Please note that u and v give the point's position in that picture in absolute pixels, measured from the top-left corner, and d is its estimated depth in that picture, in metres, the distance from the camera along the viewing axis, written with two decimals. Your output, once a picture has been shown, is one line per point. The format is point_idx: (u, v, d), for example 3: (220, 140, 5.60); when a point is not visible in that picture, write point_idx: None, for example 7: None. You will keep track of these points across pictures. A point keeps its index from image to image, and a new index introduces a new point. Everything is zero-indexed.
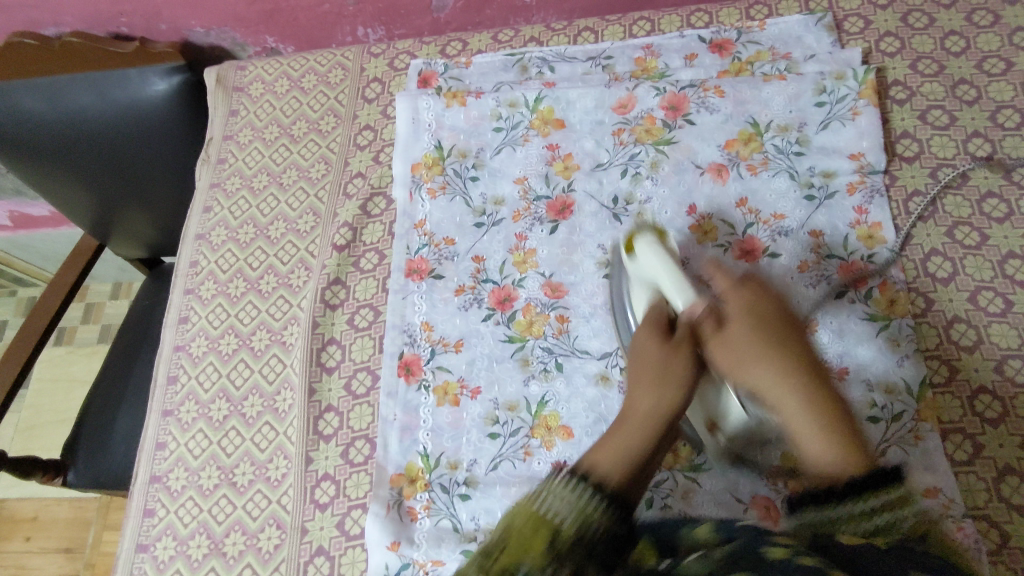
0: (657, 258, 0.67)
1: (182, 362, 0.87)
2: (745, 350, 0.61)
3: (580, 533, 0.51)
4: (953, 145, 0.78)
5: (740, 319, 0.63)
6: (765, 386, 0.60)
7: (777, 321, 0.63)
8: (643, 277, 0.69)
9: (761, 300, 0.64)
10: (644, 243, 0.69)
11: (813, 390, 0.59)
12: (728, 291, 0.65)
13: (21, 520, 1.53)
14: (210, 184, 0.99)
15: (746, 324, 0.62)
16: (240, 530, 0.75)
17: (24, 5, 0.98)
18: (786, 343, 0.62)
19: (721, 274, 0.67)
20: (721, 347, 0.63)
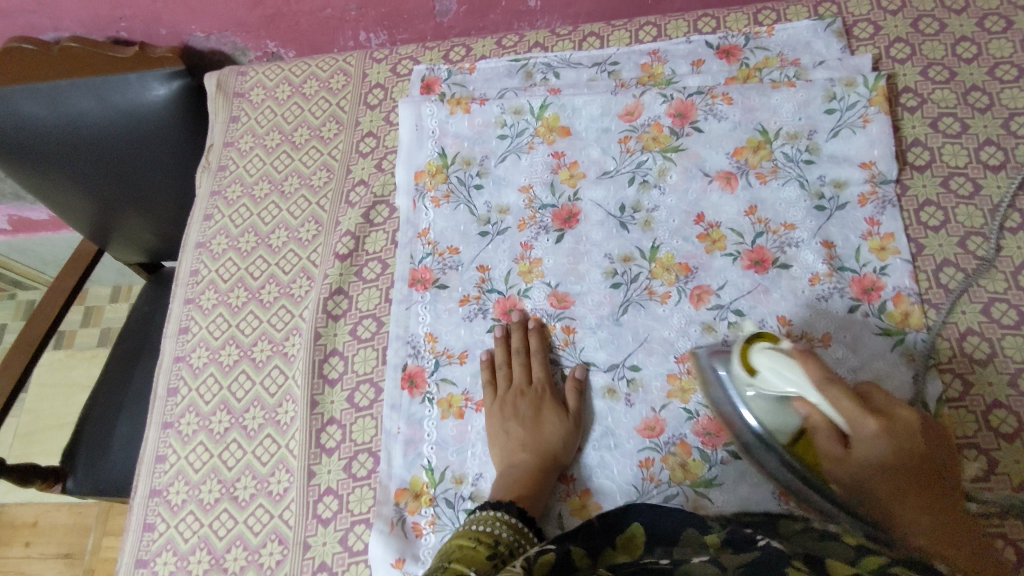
0: (789, 368, 0.57)
1: (183, 372, 0.86)
2: (874, 480, 0.56)
3: (511, 549, 0.58)
4: (965, 154, 0.76)
5: (869, 450, 0.55)
6: (893, 506, 0.56)
7: (905, 444, 0.56)
8: (774, 393, 0.59)
9: (888, 426, 0.56)
10: (766, 355, 0.59)
11: (940, 504, 0.56)
12: (857, 417, 0.55)
13: (21, 526, 1.52)
14: (211, 192, 0.98)
15: (874, 455, 0.55)
16: (242, 546, 0.74)
17: (23, 10, 0.97)
18: (919, 472, 0.56)
19: (843, 394, 0.55)
20: (843, 472, 0.57)
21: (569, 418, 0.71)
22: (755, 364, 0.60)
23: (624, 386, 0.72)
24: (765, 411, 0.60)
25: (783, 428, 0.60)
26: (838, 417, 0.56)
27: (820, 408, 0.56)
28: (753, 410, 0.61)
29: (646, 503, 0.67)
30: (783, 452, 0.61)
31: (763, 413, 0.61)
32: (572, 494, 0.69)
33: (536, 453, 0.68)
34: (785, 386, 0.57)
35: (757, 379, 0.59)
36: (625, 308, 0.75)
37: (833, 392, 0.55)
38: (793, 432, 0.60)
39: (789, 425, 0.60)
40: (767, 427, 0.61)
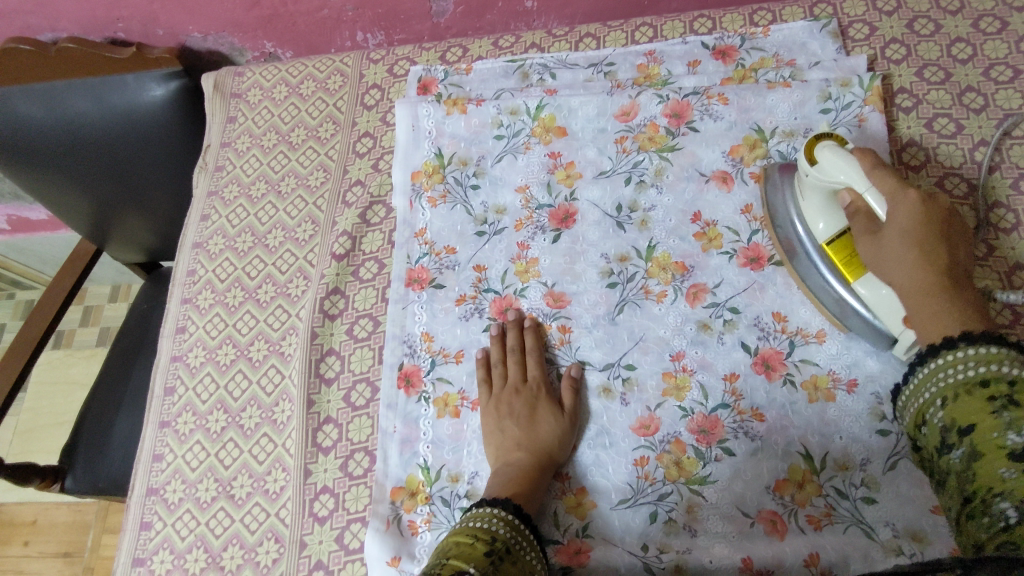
0: (846, 162, 0.63)
1: (180, 372, 0.86)
2: (895, 254, 0.60)
3: (508, 545, 0.58)
4: (960, 154, 0.77)
5: (897, 225, 0.60)
6: (905, 272, 0.59)
7: (937, 223, 0.59)
8: (825, 183, 0.65)
9: (930, 205, 0.59)
10: (830, 150, 0.65)
11: (958, 292, 0.57)
12: (895, 191, 0.60)
13: (20, 524, 1.52)
14: (209, 192, 0.98)
15: (900, 230, 0.59)
16: (238, 544, 0.74)
17: (21, 11, 0.97)
18: (946, 259, 0.58)
19: (885, 175, 0.61)
20: (872, 249, 0.62)
21: (564, 416, 0.71)
22: (817, 155, 0.66)
23: (620, 384, 0.72)
24: (816, 204, 0.68)
25: (827, 225, 0.68)
26: (877, 200, 0.61)
27: (862, 192, 0.62)
28: (807, 205, 0.69)
29: (641, 500, 0.67)
30: (823, 253, 0.69)
31: (816, 207, 0.68)
32: (568, 492, 0.70)
33: (533, 452, 0.68)
34: (835, 176, 0.64)
35: (817, 168, 0.66)
36: (621, 307, 0.75)
37: (878, 176, 0.61)
38: (834, 232, 0.67)
39: (833, 224, 0.67)
40: (815, 220, 0.69)
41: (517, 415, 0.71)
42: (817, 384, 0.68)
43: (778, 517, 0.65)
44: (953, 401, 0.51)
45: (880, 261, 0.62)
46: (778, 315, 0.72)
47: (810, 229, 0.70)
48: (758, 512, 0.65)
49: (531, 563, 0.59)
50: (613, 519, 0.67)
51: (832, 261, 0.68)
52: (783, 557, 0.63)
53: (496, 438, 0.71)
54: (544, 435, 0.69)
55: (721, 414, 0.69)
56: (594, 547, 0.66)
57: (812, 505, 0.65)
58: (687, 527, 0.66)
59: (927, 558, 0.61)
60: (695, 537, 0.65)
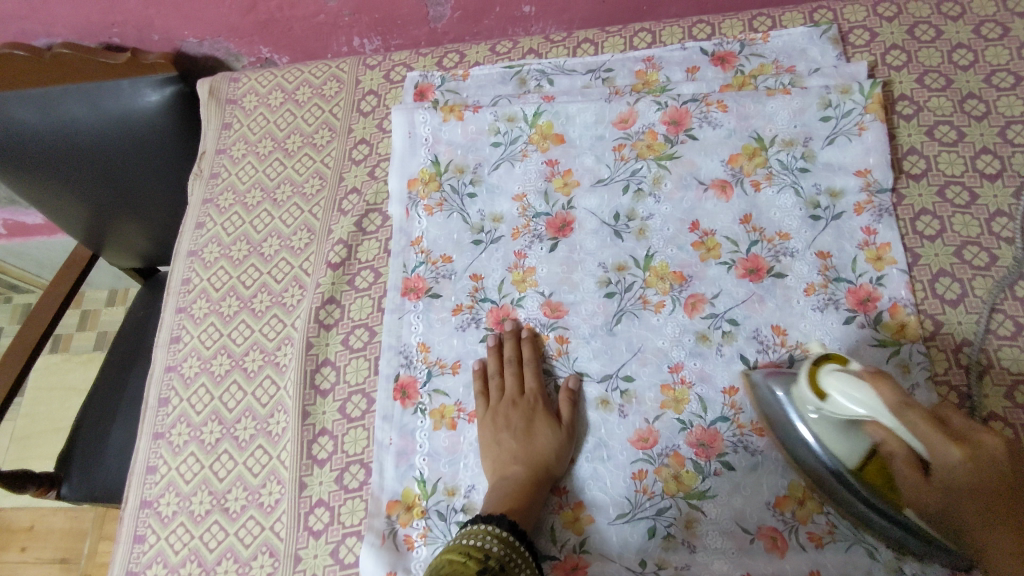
0: (864, 392, 0.54)
1: (174, 382, 0.85)
2: (955, 506, 0.53)
3: (502, 563, 0.58)
4: (961, 162, 0.76)
5: (950, 484, 0.52)
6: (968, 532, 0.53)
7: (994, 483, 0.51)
8: (843, 416, 0.56)
9: (976, 455, 0.52)
10: (837, 377, 0.56)
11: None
12: (938, 444, 0.52)
13: (17, 530, 1.52)
14: (203, 200, 0.97)
15: (952, 490, 0.52)
16: (232, 558, 0.73)
17: (15, 17, 0.96)
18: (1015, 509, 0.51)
19: (921, 420, 0.52)
20: (922, 498, 0.54)
21: (562, 429, 0.70)
22: (824, 387, 0.57)
23: (617, 397, 0.72)
24: (832, 431, 0.58)
25: (852, 450, 0.58)
26: (917, 443, 0.53)
27: (894, 429, 0.54)
28: (820, 429, 0.59)
29: (639, 515, 0.67)
30: (850, 478, 0.59)
31: (831, 433, 0.58)
32: (565, 507, 0.69)
33: (529, 465, 0.68)
34: (858, 410, 0.55)
35: (829, 403, 0.57)
36: (619, 318, 0.75)
37: (910, 423, 0.53)
38: (860, 454, 0.58)
39: (858, 446, 0.58)
40: (834, 448, 0.59)
41: (514, 426, 0.70)
42: None
43: (779, 533, 0.64)
44: None
45: (931, 509, 0.54)
46: (778, 327, 0.71)
47: (828, 449, 0.59)
48: (758, 528, 0.65)
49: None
50: (610, 534, 0.67)
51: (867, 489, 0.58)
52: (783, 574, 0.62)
53: (493, 449, 0.70)
54: (541, 447, 0.69)
55: (720, 427, 0.68)
56: (592, 563, 0.66)
57: (812, 521, 0.64)
58: (686, 543, 0.65)
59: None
60: (694, 553, 0.64)
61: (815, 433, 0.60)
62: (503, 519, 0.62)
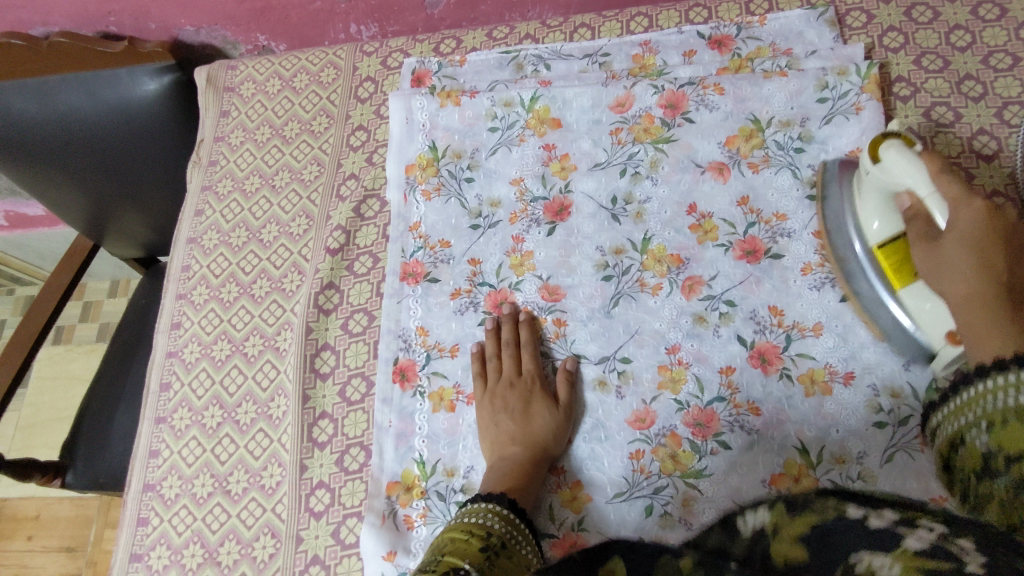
0: (910, 162, 0.59)
1: (175, 368, 0.86)
2: (951, 262, 0.56)
3: (504, 540, 0.58)
4: (958, 143, 0.76)
5: (953, 234, 0.56)
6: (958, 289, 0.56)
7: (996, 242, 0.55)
8: (885, 182, 0.62)
9: (993, 219, 0.56)
10: (893, 150, 0.61)
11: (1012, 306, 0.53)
12: (959, 198, 0.57)
13: (23, 519, 1.53)
14: (202, 187, 0.97)
15: (956, 243, 0.56)
16: (235, 539, 0.74)
17: (12, 6, 0.96)
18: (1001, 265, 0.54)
19: (950, 179, 0.57)
20: (927, 255, 0.59)
21: (560, 409, 0.70)
22: (880, 152, 0.62)
23: (615, 378, 0.72)
24: (872, 206, 0.65)
25: (881, 227, 0.64)
26: (936, 205, 0.58)
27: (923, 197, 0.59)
28: (864, 208, 0.66)
29: (637, 494, 0.67)
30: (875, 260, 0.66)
31: (870, 208, 0.65)
32: (563, 486, 0.69)
33: (528, 444, 0.68)
34: (898, 176, 0.60)
35: (879, 166, 0.62)
36: (617, 300, 0.75)
37: (942, 181, 0.58)
38: (885, 234, 0.64)
39: (888, 228, 0.64)
40: (869, 223, 0.66)
41: (512, 406, 0.71)
42: (814, 377, 0.68)
43: None
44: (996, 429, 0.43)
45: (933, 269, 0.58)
46: (774, 307, 0.71)
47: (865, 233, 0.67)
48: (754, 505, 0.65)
49: (527, 557, 0.60)
50: (608, 512, 0.67)
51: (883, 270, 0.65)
52: None
53: (492, 429, 0.70)
54: (540, 426, 0.69)
55: (716, 407, 0.69)
56: (589, 541, 0.66)
57: None
58: (683, 522, 0.66)
59: None
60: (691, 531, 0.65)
61: (859, 219, 0.68)
62: (503, 499, 0.62)
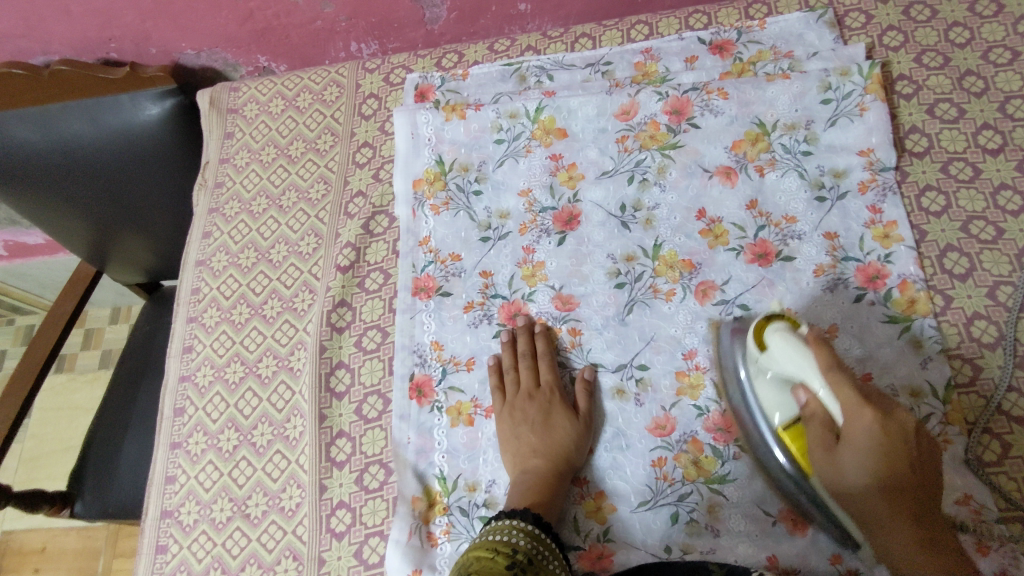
0: (801, 355, 0.57)
1: (188, 392, 0.85)
2: (854, 479, 0.55)
3: (530, 556, 0.58)
4: (963, 138, 0.76)
5: (854, 448, 0.55)
6: (876, 517, 0.55)
7: (894, 449, 0.55)
8: (778, 372, 0.60)
9: (887, 425, 0.55)
10: (780, 336, 0.59)
11: (911, 500, 0.54)
12: (854, 410, 0.55)
13: (30, 552, 1.51)
14: (209, 209, 0.97)
15: (858, 456, 0.55)
16: (256, 563, 0.73)
17: (12, 36, 0.96)
18: (900, 468, 0.55)
19: (844, 384, 0.55)
20: (829, 470, 0.57)
21: (579, 419, 0.70)
22: (768, 338, 0.60)
23: (633, 385, 0.72)
24: (772, 395, 0.61)
25: (781, 415, 0.61)
26: (835, 413, 0.56)
27: (818, 392, 0.57)
28: (762, 390, 0.62)
29: (661, 502, 0.67)
30: (777, 439, 0.61)
31: (770, 395, 0.61)
32: (586, 497, 0.69)
33: (547, 454, 0.68)
34: (791, 368, 0.58)
35: (766, 353, 0.60)
36: (631, 307, 0.75)
37: (838, 382, 0.55)
38: (787, 420, 0.60)
39: (787, 414, 0.61)
40: (769, 407, 0.62)
41: (531, 416, 0.71)
42: None
43: (801, 513, 0.64)
44: None
45: (845, 486, 0.56)
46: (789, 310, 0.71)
47: (763, 408, 0.62)
48: (780, 509, 0.65)
49: (555, 571, 0.59)
50: (633, 522, 0.67)
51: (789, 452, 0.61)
52: (809, 556, 0.63)
53: (512, 442, 0.70)
54: (557, 433, 0.69)
55: None
56: (616, 551, 0.66)
57: None
58: (709, 528, 0.65)
59: None
60: (718, 537, 0.65)
61: (759, 396, 0.63)
62: (524, 511, 0.62)
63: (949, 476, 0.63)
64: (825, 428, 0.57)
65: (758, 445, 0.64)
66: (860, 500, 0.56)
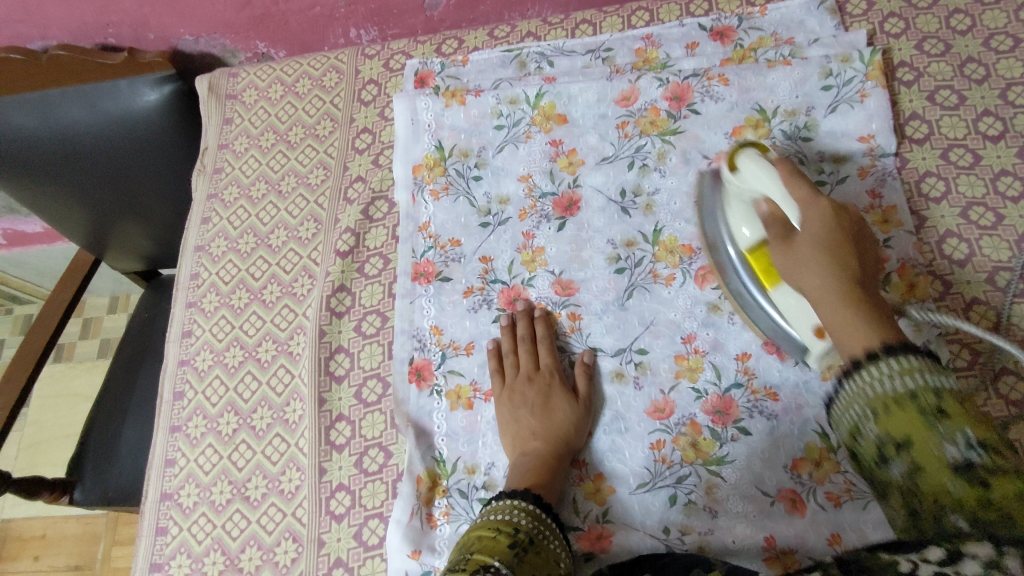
0: (766, 169, 0.61)
1: (188, 376, 0.85)
2: (804, 259, 0.55)
3: (531, 536, 0.58)
4: (963, 125, 0.76)
5: (807, 234, 0.55)
6: (821, 295, 0.53)
7: (846, 236, 0.55)
8: (746, 191, 0.63)
9: (840, 216, 0.56)
10: (748, 157, 0.63)
11: (863, 292, 0.52)
12: (808, 199, 0.56)
13: (29, 539, 1.51)
14: (208, 195, 0.97)
15: (810, 243, 0.55)
16: (256, 545, 0.73)
17: (11, 20, 0.96)
18: (850, 257, 0.54)
19: (802, 184, 0.57)
20: (786, 262, 0.57)
21: (579, 402, 0.70)
22: (737, 162, 0.64)
23: (632, 369, 0.72)
24: (741, 214, 0.65)
25: (750, 232, 0.64)
26: (791, 209, 0.58)
27: (778, 200, 0.59)
28: (733, 216, 0.66)
29: (659, 484, 0.67)
30: (749, 264, 0.66)
31: (740, 217, 0.65)
32: (586, 479, 0.69)
33: (547, 436, 0.68)
34: (754, 181, 0.62)
35: (736, 176, 0.64)
36: (631, 292, 0.75)
37: (794, 182, 0.58)
38: (755, 238, 0.63)
39: (755, 233, 0.63)
40: (740, 230, 0.65)
41: (530, 398, 0.71)
42: None
43: (798, 495, 0.64)
44: (883, 418, 0.46)
45: (800, 279, 0.55)
46: None
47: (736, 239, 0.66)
48: (778, 491, 0.65)
49: (555, 552, 0.59)
50: (632, 504, 0.67)
51: (754, 273, 0.65)
52: (807, 536, 0.63)
53: (511, 423, 0.70)
54: (557, 415, 0.70)
55: (734, 393, 0.69)
56: (615, 532, 0.66)
57: (830, 481, 0.64)
58: (707, 509, 0.65)
59: None
60: (716, 519, 0.65)
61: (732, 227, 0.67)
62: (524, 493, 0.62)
63: None
64: (782, 224, 0.59)
65: (736, 284, 0.69)
66: (813, 281, 0.54)
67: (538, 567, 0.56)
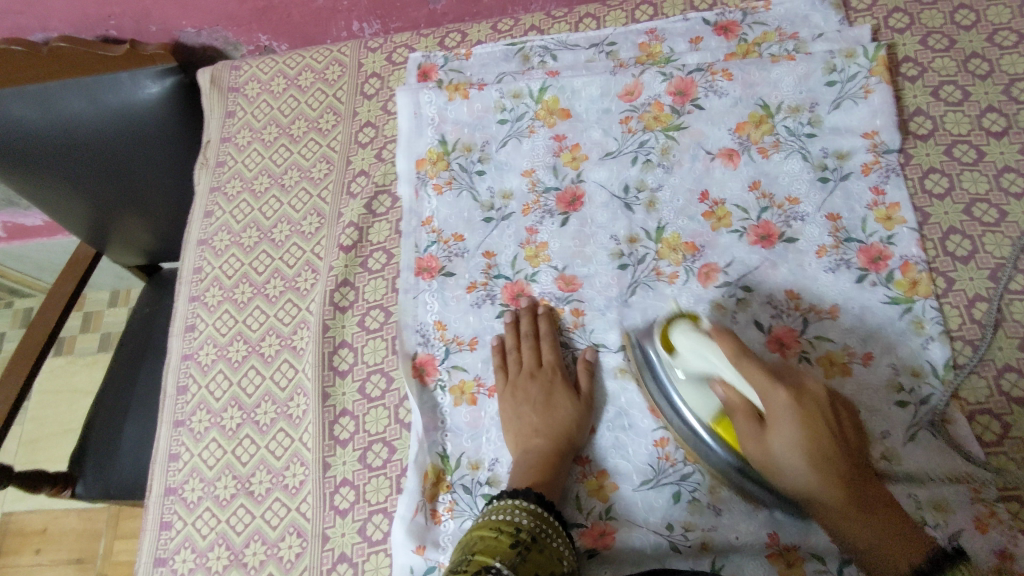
0: (711, 349, 0.61)
1: (191, 371, 0.85)
2: (785, 461, 0.57)
3: (534, 535, 0.58)
4: (968, 121, 0.76)
5: (782, 435, 0.57)
6: (825, 506, 0.57)
7: (815, 417, 0.57)
8: (696, 372, 0.63)
9: (802, 400, 0.57)
10: (688, 339, 0.63)
11: (855, 481, 0.56)
12: (766, 390, 0.57)
13: (30, 533, 1.52)
14: (210, 188, 0.97)
15: (787, 432, 0.56)
16: (260, 540, 0.74)
17: (10, 12, 0.95)
18: (826, 441, 0.56)
19: (754, 369, 0.57)
20: (767, 459, 0.59)
21: (581, 400, 0.71)
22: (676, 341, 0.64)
23: (635, 366, 0.72)
24: (691, 391, 0.65)
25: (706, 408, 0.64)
26: (752, 393, 0.59)
27: (734, 382, 0.60)
28: (680, 388, 0.65)
29: (663, 481, 0.67)
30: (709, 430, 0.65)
31: (690, 392, 0.65)
32: (589, 475, 0.69)
33: (551, 433, 0.68)
34: (706, 363, 0.62)
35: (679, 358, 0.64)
36: (634, 289, 0.75)
37: (745, 367, 0.58)
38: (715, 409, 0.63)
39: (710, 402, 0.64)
40: (694, 404, 0.65)
41: (533, 396, 0.71)
42: (832, 360, 0.68)
43: None
44: None
45: (793, 482, 0.58)
46: (792, 291, 0.72)
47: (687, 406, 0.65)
48: None
49: (558, 550, 0.59)
50: (635, 500, 0.67)
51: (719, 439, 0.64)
52: (809, 533, 0.63)
53: (514, 421, 0.71)
54: (560, 413, 0.70)
55: None
56: (618, 529, 0.66)
57: None
58: (710, 506, 0.66)
59: (949, 527, 0.60)
60: (719, 516, 0.65)
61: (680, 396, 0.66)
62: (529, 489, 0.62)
63: (950, 455, 0.63)
64: (746, 413, 0.60)
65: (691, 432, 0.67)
66: (807, 490, 0.57)
67: (541, 565, 0.56)
